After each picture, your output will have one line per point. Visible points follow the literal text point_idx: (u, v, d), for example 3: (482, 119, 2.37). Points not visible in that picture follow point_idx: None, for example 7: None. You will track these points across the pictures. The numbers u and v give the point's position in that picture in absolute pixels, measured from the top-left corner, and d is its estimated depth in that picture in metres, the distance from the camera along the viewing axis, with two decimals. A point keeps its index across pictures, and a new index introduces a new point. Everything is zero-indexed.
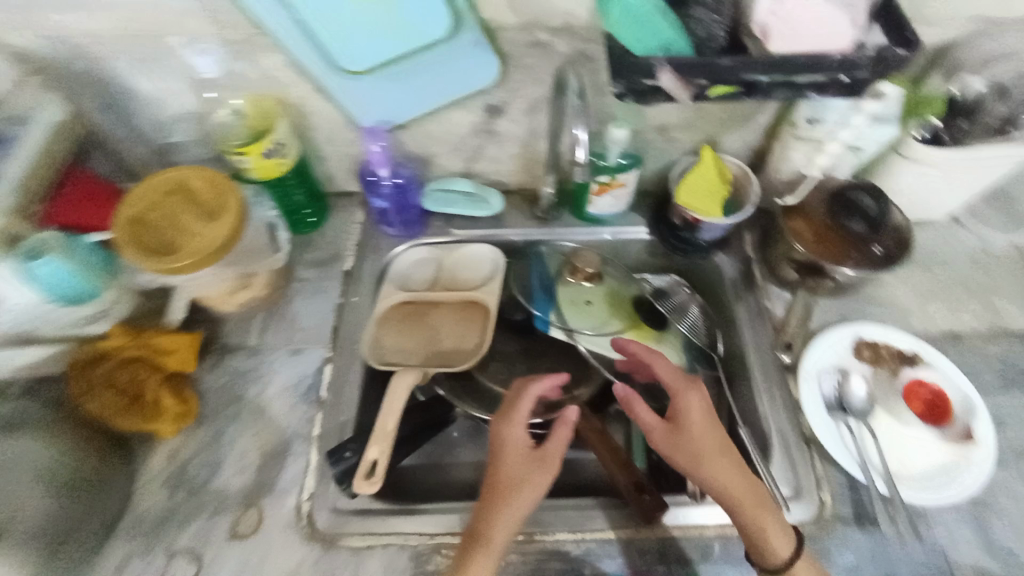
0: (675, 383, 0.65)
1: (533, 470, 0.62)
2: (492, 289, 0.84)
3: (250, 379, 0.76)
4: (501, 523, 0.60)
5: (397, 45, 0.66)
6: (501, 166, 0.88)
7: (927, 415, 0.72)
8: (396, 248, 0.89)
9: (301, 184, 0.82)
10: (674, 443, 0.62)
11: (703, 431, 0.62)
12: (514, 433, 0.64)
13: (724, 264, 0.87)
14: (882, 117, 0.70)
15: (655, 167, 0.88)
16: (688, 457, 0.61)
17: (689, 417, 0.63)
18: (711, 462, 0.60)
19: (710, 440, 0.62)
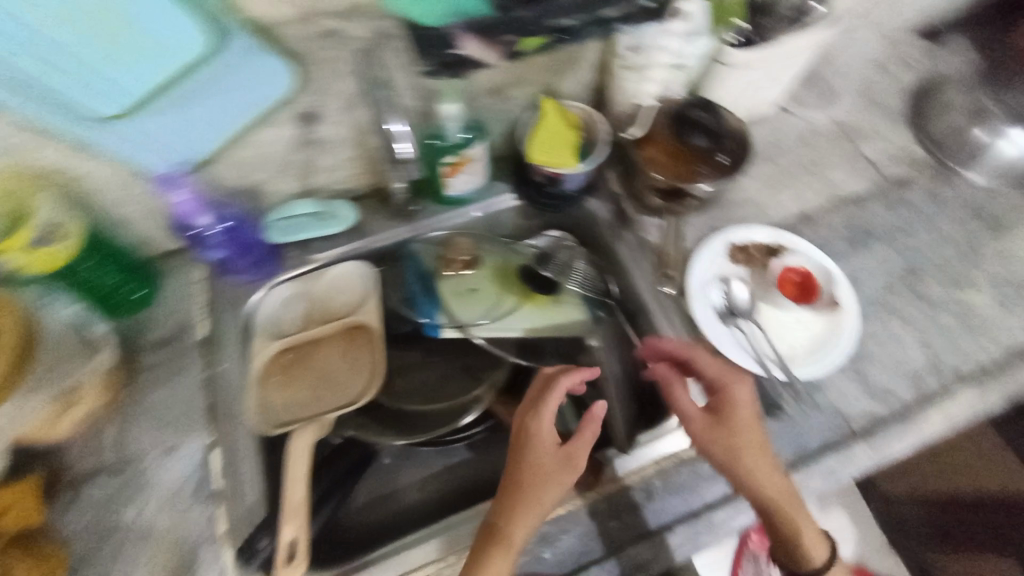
0: (719, 382, 0.67)
1: (557, 464, 0.62)
2: (371, 308, 0.78)
3: (124, 501, 0.64)
4: (519, 520, 0.59)
5: (152, 78, 0.53)
6: (341, 173, 0.79)
7: (800, 297, 0.78)
8: (253, 294, 0.78)
9: (108, 263, 0.67)
10: (719, 433, 0.64)
11: (749, 428, 0.64)
12: (543, 430, 0.64)
13: (597, 208, 0.87)
14: (695, 31, 0.71)
15: (503, 130, 0.84)
16: (730, 454, 0.63)
17: (734, 412, 0.65)
18: (751, 456, 0.63)
19: (753, 431, 0.64)
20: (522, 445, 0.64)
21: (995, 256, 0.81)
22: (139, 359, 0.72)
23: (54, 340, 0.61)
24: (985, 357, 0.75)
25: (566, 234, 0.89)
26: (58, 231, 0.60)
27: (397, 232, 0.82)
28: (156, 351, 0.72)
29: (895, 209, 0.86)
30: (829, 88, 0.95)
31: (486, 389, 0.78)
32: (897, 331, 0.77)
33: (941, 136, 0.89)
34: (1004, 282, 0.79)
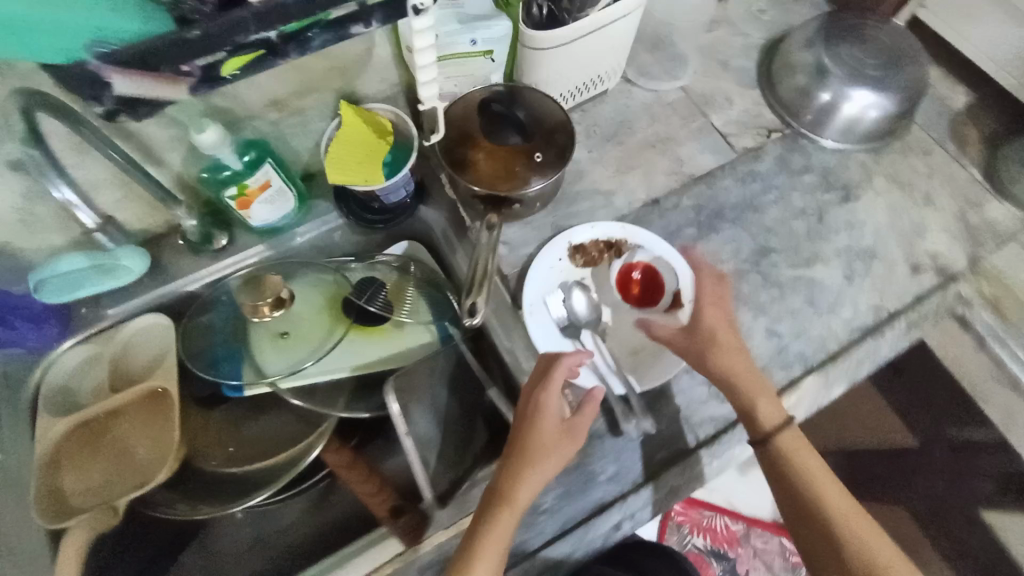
0: (706, 296, 0.67)
1: (562, 436, 0.59)
2: (173, 368, 0.69)
3: None
4: (523, 488, 0.57)
5: None
6: (116, 215, 0.68)
7: (643, 299, 0.73)
8: (37, 364, 0.69)
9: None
10: (686, 341, 0.66)
11: (724, 335, 0.65)
12: (552, 408, 0.60)
13: (429, 216, 0.80)
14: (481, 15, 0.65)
15: (306, 142, 0.74)
16: (701, 359, 0.64)
17: (707, 322, 0.66)
18: (717, 353, 0.64)
19: (724, 337, 0.65)
20: (528, 414, 0.60)
21: (841, 225, 0.78)
22: None
23: None
24: (829, 338, 0.72)
25: (413, 241, 0.81)
26: None
27: (205, 274, 0.74)
28: None
29: (746, 182, 0.80)
30: (676, 52, 0.87)
31: (319, 436, 0.69)
32: (745, 320, 0.73)
33: (791, 100, 0.82)
34: (851, 254, 0.76)
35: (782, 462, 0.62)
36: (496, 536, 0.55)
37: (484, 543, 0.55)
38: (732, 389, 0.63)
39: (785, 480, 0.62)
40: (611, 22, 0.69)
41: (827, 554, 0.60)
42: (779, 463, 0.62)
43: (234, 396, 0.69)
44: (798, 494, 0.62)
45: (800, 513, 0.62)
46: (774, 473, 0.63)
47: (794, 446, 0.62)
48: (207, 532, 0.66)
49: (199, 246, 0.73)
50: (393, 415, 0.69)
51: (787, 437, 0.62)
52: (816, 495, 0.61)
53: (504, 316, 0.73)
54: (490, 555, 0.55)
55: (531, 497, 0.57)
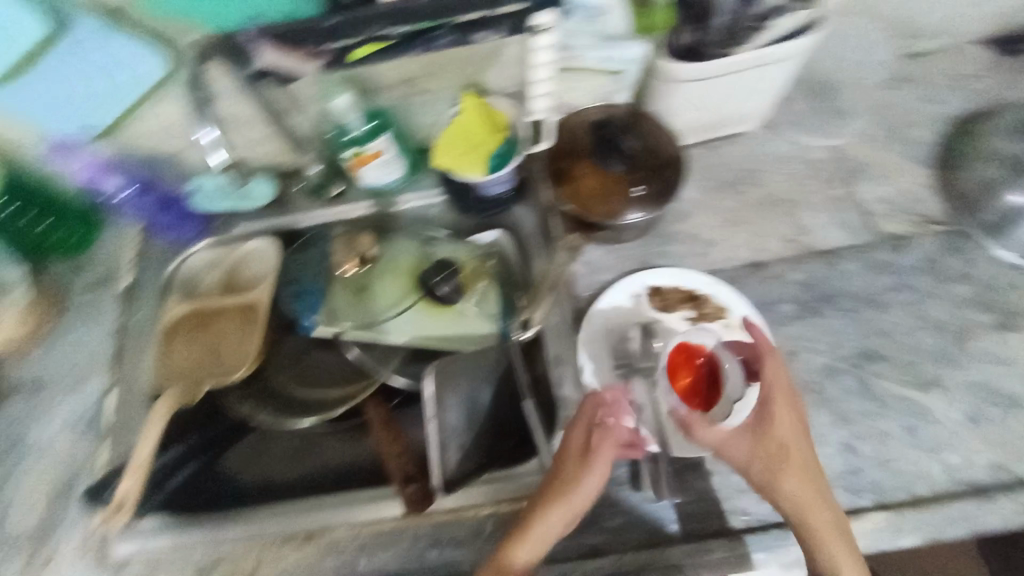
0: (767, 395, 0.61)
1: (593, 489, 0.60)
2: (269, 290, 0.78)
3: (30, 422, 0.74)
4: (548, 532, 0.57)
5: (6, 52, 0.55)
6: (261, 148, 0.79)
7: (693, 393, 0.63)
8: (178, 254, 0.82)
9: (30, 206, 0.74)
10: (754, 449, 0.60)
11: (797, 448, 0.60)
12: (595, 463, 0.60)
13: (522, 218, 0.81)
14: (616, 35, 0.63)
15: (429, 121, 0.79)
16: (772, 475, 0.58)
17: (783, 433, 0.60)
18: (789, 478, 0.58)
19: (799, 451, 0.59)
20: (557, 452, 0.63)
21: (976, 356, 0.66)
22: (69, 298, 0.80)
23: None
24: (919, 480, 0.61)
25: (503, 235, 0.81)
26: None
27: (318, 215, 0.82)
28: (83, 294, 0.81)
29: (871, 272, 0.71)
30: (839, 106, 0.80)
31: (364, 386, 0.76)
32: (818, 424, 0.64)
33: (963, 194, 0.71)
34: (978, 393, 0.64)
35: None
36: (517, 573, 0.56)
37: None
38: (803, 517, 0.56)
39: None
40: (759, 66, 0.64)
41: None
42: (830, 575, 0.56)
43: (305, 332, 0.77)
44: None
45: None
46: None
47: (843, 554, 0.55)
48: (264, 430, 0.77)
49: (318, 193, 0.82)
50: (426, 398, 0.71)
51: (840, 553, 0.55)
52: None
53: (560, 335, 0.72)
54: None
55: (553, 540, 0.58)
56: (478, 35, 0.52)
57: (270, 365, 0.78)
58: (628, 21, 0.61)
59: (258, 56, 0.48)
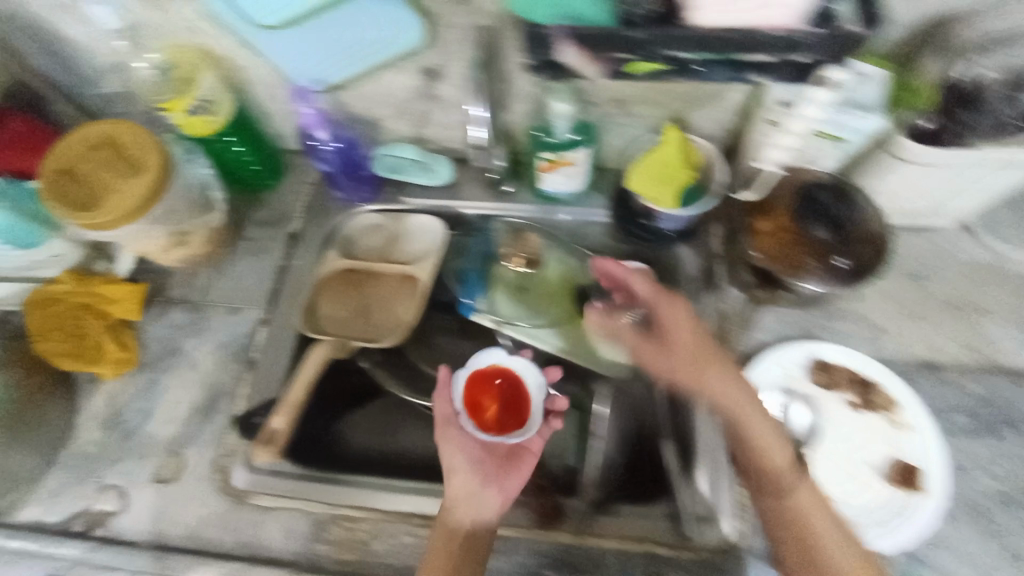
0: (654, 302, 0.67)
1: (481, 501, 0.62)
2: (431, 267, 0.80)
3: (188, 334, 0.79)
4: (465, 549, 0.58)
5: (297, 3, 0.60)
6: (453, 133, 0.82)
7: (510, 410, 0.68)
8: (345, 212, 0.87)
9: (240, 136, 0.78)
10: (692, 350, 0.64)
11: (696, 335, 0.64)
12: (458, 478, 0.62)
13: (686, 258, 0.79)
14: (859, 101, 0.61)
15: (618, 144, 0.79)
16: (696, 362, 0.63)
17: (675, 333, 0.65)
18: (711, 373, 0.63)
19: (704, 346, 0.64)
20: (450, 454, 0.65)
21: None
22: (243, 230, 0.85)
23: (180, 194, 0.71)
24: None
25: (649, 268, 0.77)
26: (212, 104, 0.70)
27: (485, 206, 0.83)
28: (256, 228, 0.86)
29: None
30: None
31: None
32: (978, 550, 0.60)
33: None
34: None
35: (767, 476, 0.61)
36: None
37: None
38: (743, 426, 0.61)
39: (766, 486, 0.61)
40: (997, 167, 0.61)
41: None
42: (761, 467, 0.61)
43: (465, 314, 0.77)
44: (788, 517, 0.59)
45: (796, 539, 0.58)
46: (764, 489, 0.61)
47: (763, 443, 0.60)
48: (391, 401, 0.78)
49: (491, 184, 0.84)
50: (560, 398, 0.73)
51: (759, 436, 0.61)
52: (800, 512, 0.59)
53: None
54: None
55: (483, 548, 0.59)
56: (752, 77, 0.51)
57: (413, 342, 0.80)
58: (882, 91, 0.60)
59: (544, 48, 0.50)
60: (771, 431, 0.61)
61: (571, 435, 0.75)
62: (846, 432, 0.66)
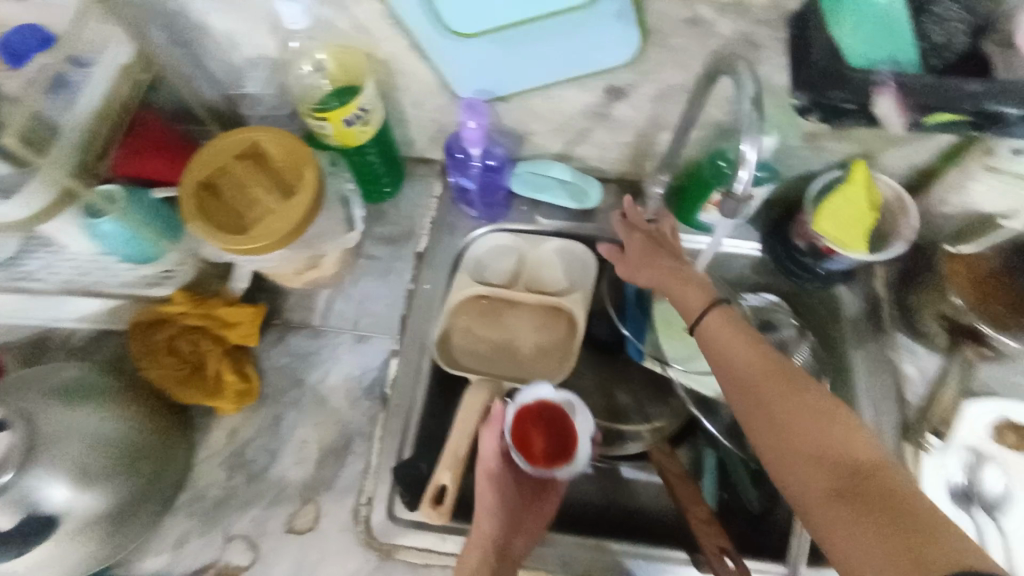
0: (633, 221, 0.69)
1: (503, 554, 0.58)
2: (584, 300, 0.74)
3: (313, 364, 0.72)
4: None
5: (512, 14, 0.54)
6: (607, 153, 0.75)
7: (558, 450, 0.65)
8: (475, 231, 0.79)
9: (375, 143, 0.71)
10: (651, 254, 0.65)
11: (639, 247, 0.66)
12: (486, 528, 0.59)
13: (848, 299, 0.75)
14: None
15: (787, 175, 0.74)
16: (643, 256, 0.65)
17: (633, 239, 0.67)
18: (643, 269, 0.65)
19: (641, 247, 0.66)
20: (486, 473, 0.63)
21: None
22: (365, 247, 0.78)
23: (326, 212, 0.65)
24: None
25: (783, 301, 0.79)
26: (368, 113, 0.62)
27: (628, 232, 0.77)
28: (380, 245, 0.78)
29: None
30: None
31: (654, 430, 0.76)
32: None
33: None
34: None
35: (744, 379, 0.50)
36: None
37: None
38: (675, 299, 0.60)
39: (727, 375, 0.52)
40: None
41: (813, 455, 0.44)
42: (734, 377, 0.51)
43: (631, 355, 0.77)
44: (771, 415, 0.47)
45: (767, 424, 0.47)
46: (741, 394, 0.50)
47: (718, 326, 0.54)
48: None
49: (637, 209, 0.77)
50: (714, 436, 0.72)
51: (712, 320, 0.55)
52: (766, 401, 0.48)
53: (888, 442, 0.67)
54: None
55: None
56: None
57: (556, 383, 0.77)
58: None
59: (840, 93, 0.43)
60: (744, 326, 0.53)
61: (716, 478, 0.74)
62: None
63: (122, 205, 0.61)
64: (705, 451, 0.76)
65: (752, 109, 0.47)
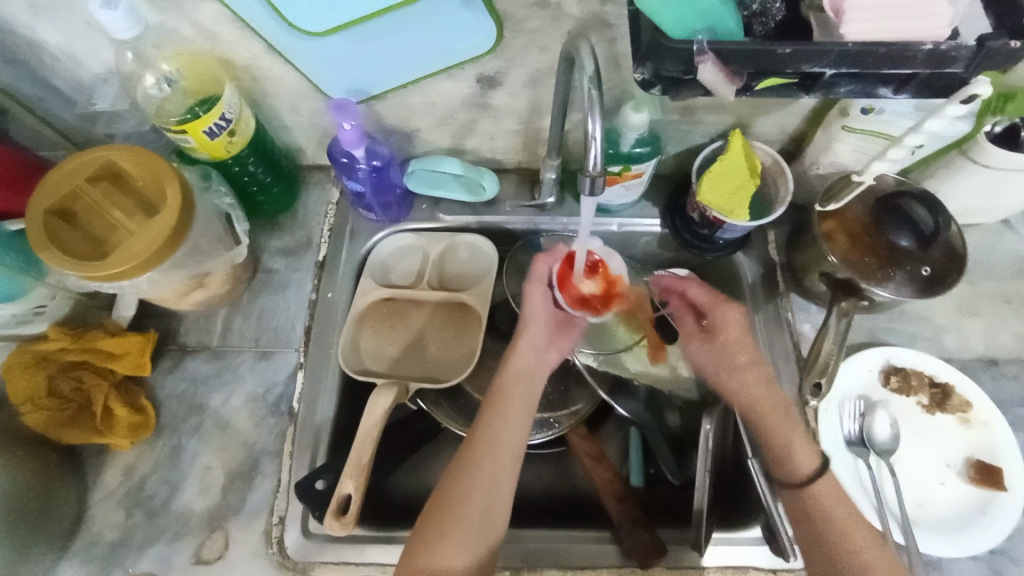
0: (704, 300, 0.68)
1: (532, 385, 0.63)
2: (487, 291, 0.74)
3: (213, 387, 0.69)
4: (504, 438, 0.59)
5: (354, 13, 0.53)
6: (497, 143, 0.75)
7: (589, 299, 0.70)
8: (377, 234, 0.77)
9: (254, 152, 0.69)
10: (720, 357, 0.67)
11: (736, 348, 0.66)
12: (522, 358, 0.64)
13: (745, 265, 0.77)
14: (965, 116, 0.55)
15: (674, 150, 0.76)
16: (723, 361, 0.67)
17: (724, 331, 0.66)
18: (742, 375, 0.65)
19: (744, 352, 0.65)
20: (489, 405, 0.61)
21: None
22: (261, 260, 0.75)
23: (200, 229, 0.63)
24: None
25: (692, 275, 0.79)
26: (232, 122, 0.61)
27: (529, 219, 0.77)
28: (278, 258, 0.76)
29: None
30: None
31: (571, 414, 0.76)
32: None
33: None
34: None
35: (838, 537, 0.57)
36: (478, 495, 0.56)
37: (466, 503, 0.56)
38: (788, 452, 0.61)
39: (820, 531, 0.58)
40: None
41: None
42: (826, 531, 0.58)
43: None
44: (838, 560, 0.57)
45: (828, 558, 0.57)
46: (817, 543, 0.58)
47: (832, 493, 0.60)
48: (456, 435, 0.75)
49: (535, 194, 0.77)
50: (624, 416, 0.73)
51: (824, 484, 0.60)
52: (849, 547, 0.57)
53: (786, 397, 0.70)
54: (473, 514, 0.55)
55: (518, 443, 0.60)
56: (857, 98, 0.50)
57: (471, 377, 0.76)
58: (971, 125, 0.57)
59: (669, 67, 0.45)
60: (858, 518, 0.58)
61: (640, 455, 0.75)
62: (922, 434, 0.68)
63: None
64: (630, 430, 0.77)
65: (592, 88, 0.49)
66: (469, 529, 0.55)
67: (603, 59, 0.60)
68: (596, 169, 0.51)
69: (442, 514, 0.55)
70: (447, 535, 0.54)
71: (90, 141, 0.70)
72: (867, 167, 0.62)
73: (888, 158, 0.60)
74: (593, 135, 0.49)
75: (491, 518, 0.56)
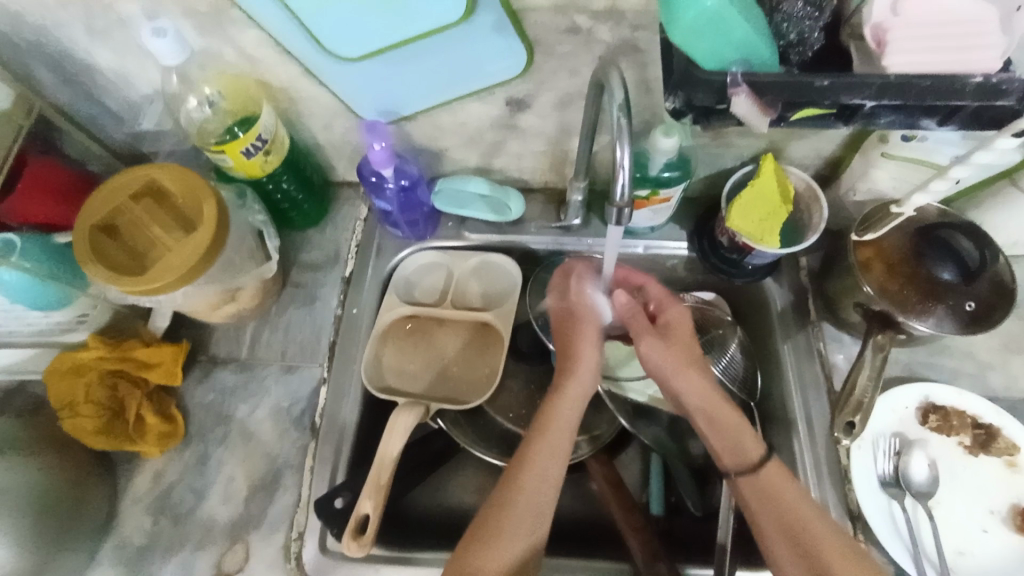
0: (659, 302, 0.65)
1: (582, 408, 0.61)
2: (509, 311, 0.74)
3: (239, 398, 0.71)
4: (551, 465, 0.57)
5: (388, 36, 0.53)
6: (524, 163, 0.75)
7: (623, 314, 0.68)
8: (402, 250, 0.78)
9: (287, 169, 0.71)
10: (687, 352, 0.61)
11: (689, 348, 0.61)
12: (585, 373, 0.61)
13: (774, 292, 0.75)
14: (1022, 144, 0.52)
15: (703, 173, 0.74)
16: (679, 357, 0.60)
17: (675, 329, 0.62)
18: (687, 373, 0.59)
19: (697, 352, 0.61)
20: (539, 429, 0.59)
21: None
22: (290, 275, 0.77)
23: (234, 244, 0.65)
24: None
25: (719, 299, 0.78)
26: (268, 142, 0.62)
27: (554, 240, 0.77)
28: (306, 272, 0.77)
29: None
30: None
31: (592, 438, 0.75)
32: None
33: None
34: None
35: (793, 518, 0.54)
36: (520, 517, 0.55)
37: (509, 528, 0.54)
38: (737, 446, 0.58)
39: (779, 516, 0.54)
40: None
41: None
42: (788, 517, 0.54)
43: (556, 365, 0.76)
44: (802, 542, 0.53)
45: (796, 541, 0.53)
46: (785, 537, 0.54)
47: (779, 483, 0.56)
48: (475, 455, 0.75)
49: (560, 215, 0.76)
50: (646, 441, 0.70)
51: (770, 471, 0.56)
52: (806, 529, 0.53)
53: (817, 429, 0.67)
54: (516, 538, 0.54)
55: (563, 470, 0.58)
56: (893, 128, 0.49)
57: (491, 397, 0.76)
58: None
59: (703, 97, 0.44)
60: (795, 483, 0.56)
61: (660, 483, 0.73)
62: (964, 477, 0.64)
63: (17, 250, 0.62)
64: (651, 456, 0.75)
65: (622, 115, 0.48)
66: (510, 552, 0.54)
67: (633, 83, 0.60)
68: (626, 198, 0.50)
69: (482, 538, 0.54)
70: (490, 557, 0.53)
71: (135, 158, 0.73)
72: (910, 197, 0.58)
73: (930, 188, 0.57)
74: (620, 164, 0.49)
75: (532, 544, 0.55)
